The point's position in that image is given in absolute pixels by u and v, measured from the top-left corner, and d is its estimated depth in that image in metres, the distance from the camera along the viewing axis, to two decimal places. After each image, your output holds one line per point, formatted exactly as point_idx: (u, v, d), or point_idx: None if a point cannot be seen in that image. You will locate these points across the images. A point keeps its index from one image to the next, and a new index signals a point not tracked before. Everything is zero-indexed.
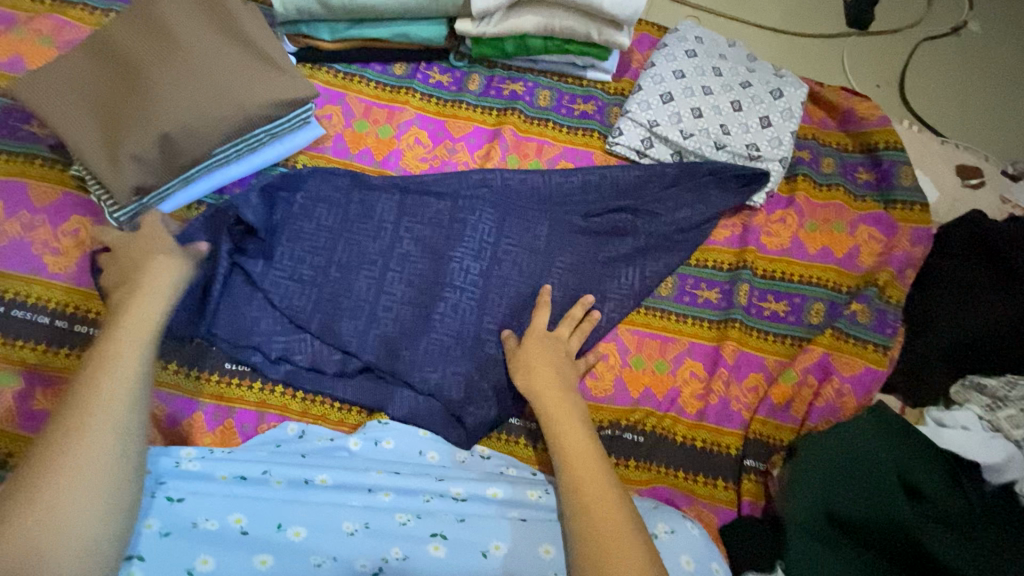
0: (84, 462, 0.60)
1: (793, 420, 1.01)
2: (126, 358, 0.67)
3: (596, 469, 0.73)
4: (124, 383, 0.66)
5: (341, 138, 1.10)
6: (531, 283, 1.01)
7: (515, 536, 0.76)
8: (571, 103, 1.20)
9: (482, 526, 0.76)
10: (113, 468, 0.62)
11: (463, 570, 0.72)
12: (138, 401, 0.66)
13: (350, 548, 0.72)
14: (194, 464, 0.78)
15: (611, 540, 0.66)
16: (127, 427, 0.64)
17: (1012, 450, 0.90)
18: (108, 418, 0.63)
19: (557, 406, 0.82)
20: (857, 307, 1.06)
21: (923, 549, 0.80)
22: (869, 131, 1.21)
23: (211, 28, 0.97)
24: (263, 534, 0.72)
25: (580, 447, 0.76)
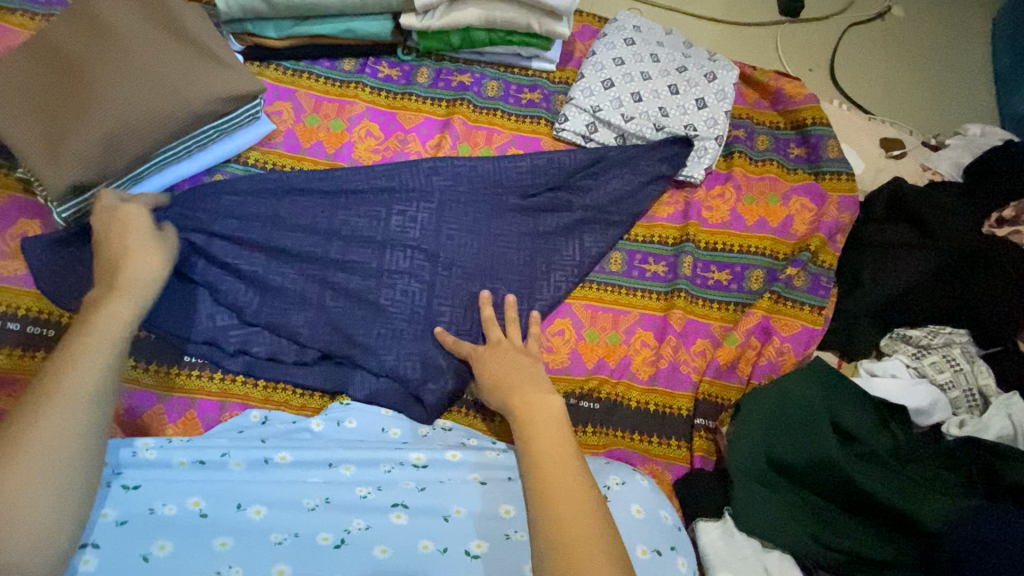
0: (34, 454, 0.58)
1: (739, 380, 1.08)
2: (92, 352, 0.66)
3: (557, 440, 0.68)
4: (87, 378, 0.64)
5: (293, 132, 1.12)
6: (485, 264, 1.05)
7: (474, 499, 0.80)
8: (518, 92, 1.25)
9: (443, 492, 0.80)
10: (61, 462, 0.59)
11: (426, 531, 0.75)
12: (101, 397, 0.65)
13: (312, 523, 0.74)
14: (151, 452, 0.80)
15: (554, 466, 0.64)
16: (83, 424, 0.62)
17: (936, 393, 1.01)
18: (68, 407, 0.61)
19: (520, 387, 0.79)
20: (793, 271, 1.13)
21: (853, 484, 0.88)
22: (797, 109, 1.29)
23: (152, 29, 0.98)
24: (221, 513, 0.74)
25: (541, 418, 0.72)
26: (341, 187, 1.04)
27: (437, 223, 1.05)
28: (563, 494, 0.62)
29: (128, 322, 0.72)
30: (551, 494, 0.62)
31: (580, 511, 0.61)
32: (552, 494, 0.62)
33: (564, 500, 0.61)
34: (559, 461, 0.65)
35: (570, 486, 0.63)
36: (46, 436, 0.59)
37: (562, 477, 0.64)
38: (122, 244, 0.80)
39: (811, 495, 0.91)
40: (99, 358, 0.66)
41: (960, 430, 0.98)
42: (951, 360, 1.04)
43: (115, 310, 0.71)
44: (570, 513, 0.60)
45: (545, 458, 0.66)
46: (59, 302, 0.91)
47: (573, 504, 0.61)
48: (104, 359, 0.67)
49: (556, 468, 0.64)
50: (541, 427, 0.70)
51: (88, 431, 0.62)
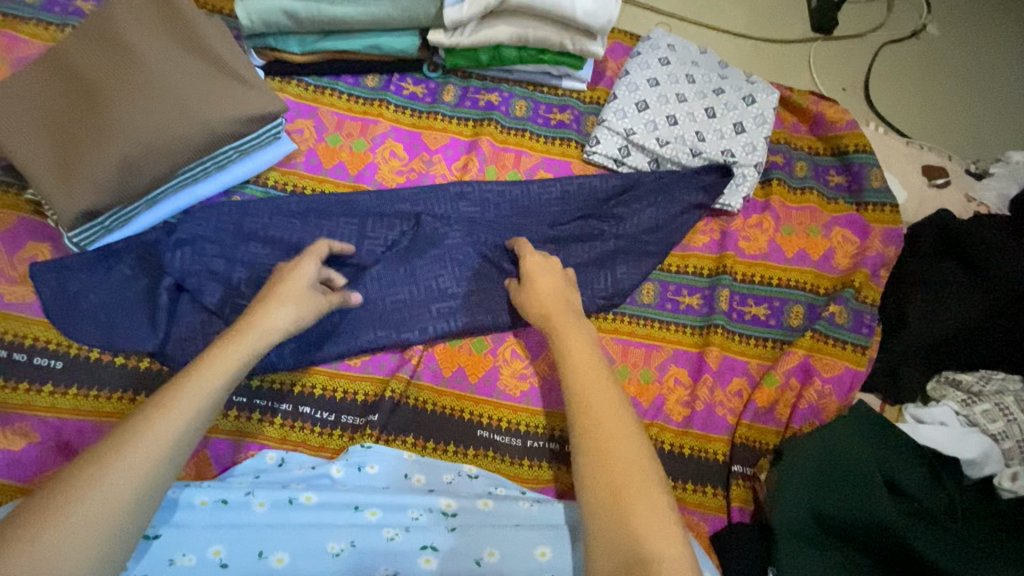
0: (99, 499, 0.55)
1: (778, 423, 1.02)
2: (184, 409, 0.63)
3: (590, 359, 0.77)
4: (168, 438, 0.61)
5: (314, 153, 1.07)
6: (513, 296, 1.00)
7: (510, 543, 0.74)
8: (547, 113, 1.20)
9: (473, 535, 0.75)
10: (119, 513, 0.56)
11: None
12: (170, 456, 0.61)
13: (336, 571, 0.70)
14: (172, 490, 0.75)
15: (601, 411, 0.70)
16: (147, 481, 0.58)
17: (989, 445, 0.94)
18: (198, 393, 0.65)
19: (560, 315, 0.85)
20: (836, 308, 1.08)
21: (909, 548, 0.81)
22: (838, 135, 1.24)
23: (172, 44, 0.93)
24: (244, 563, 0.70)
25: (576, 344, 0.80)
26: (366, 212, 1.00)
27: (466, 251, 1.00)
28: (599, 405, 0.71)
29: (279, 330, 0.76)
30: (598, 432, 0.68)
31: (616, 421, 0.69)
32: (589, 403, 0.71)
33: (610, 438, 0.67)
34: (594, 381, 0.73)
35: (605, 399, 0.71)
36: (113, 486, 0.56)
37: (597, 392, 0.72)
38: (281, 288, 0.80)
39: (861, 557, 0.84)
40: (189, 414, 0.63)
41: (1014, 485, 0.91)
42: (1004, 409, 0.97)
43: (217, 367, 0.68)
44: (604, 416, 0.69)
45: (592, 399, 0.71)
46: (69, 333, 0.86)
47: (608, 414, 0.69)
48: (201, 407, 0.65)
49: (606, 408, 0.70)
50: (578, 354, 0.78)
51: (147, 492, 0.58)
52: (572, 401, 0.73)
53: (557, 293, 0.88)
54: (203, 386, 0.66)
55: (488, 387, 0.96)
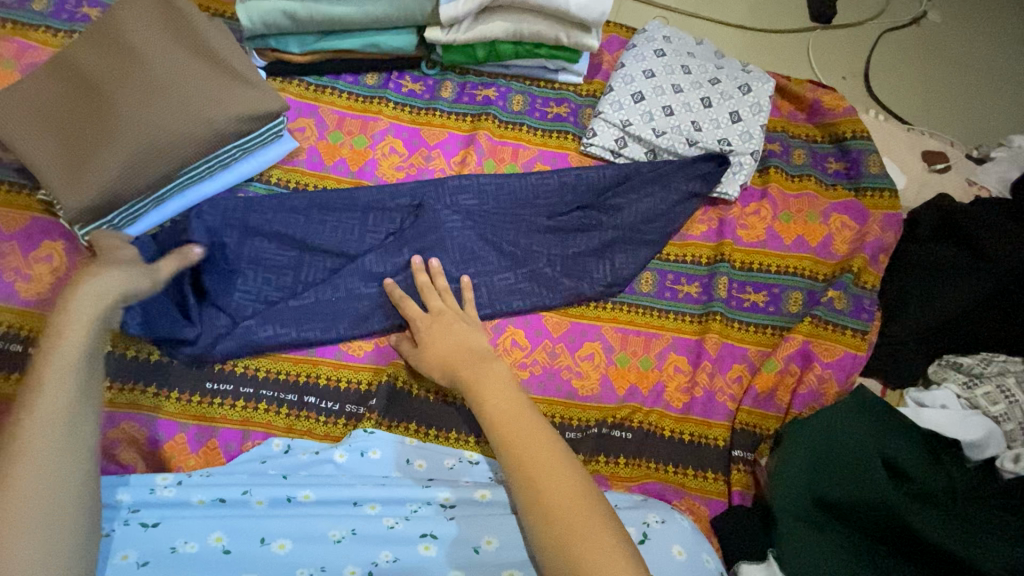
0: (15, 506, 0.59)
1: (777, 409, 1.03)
2: (62, 387, 0.66)
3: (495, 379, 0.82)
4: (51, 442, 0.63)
5: (316, 150, 1.09)
6: (512, 288, 1.02)
7: (510, 530, 0.76)
8: (544, 106, 1.21)
9: (473, 522, 0.77)
10: (55, 486, 0.62)
11: (454, 567, 0.73)
12: (76, 427, 0.66)
13: (337, 556, 0.72)
14: (171, 490, 0.78)
15: (512, 420, 0.75)
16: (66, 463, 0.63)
17: (991, 425, 0.95)
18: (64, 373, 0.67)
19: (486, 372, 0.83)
20: (834, 294, 1.08)
21: (909, 526, 0.82)
22: (836, 122, 1.24)
23: (175, 47, 0.96)
24: (246, 549, 0.72)
25: (503, 398, 0.79)
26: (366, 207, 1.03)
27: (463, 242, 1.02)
28: (537, 465, 0.70)
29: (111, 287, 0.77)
30: (515, 441, 0.73)
31: (558, 481, 0.69)
32: (528, 464, 0.70)
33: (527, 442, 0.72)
34: (524, 428, 0.74)
35: (524, 419, 0.75)
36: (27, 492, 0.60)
37: (535, 451, 0.72)
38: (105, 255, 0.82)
39: (858, 535, 0.86)
40: (67, 396, 0.66)
41: (1017, 466, 0.91)
42: (1005, 391, 0.98)
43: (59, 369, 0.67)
44: (546, 478, 0.69)
45: (501, 414, 0.76)
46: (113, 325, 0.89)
47: (551, 472, 0.69)
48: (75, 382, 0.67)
49: (516, 420, 0.75)
50: (498, 394, 0.79)
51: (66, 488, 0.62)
52: (510, 463, 0.71)
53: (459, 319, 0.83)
54: (59, 390, 0.66)
55: None
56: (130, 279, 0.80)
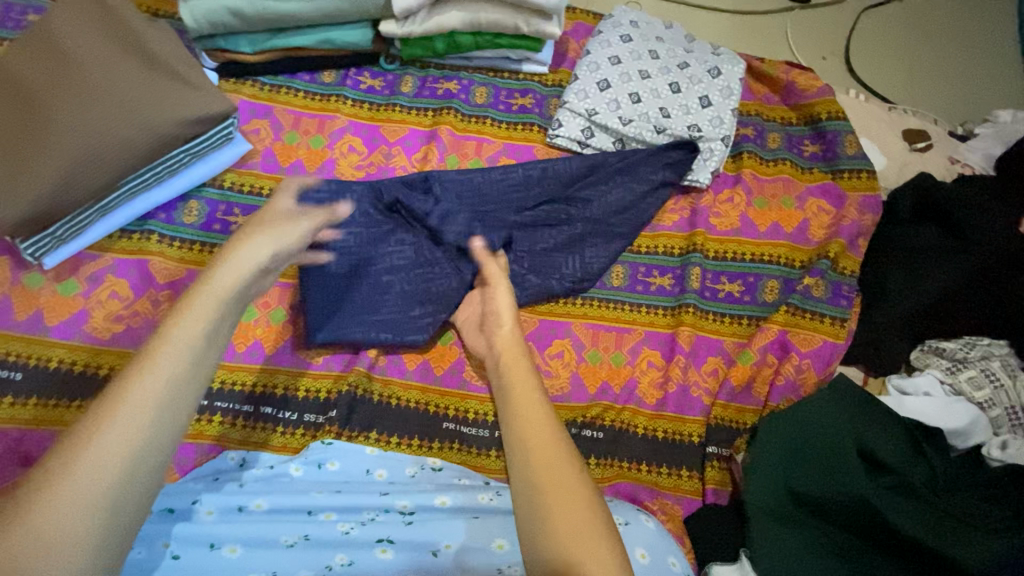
0: (94, 464, 0.48)
1: (756, 402, 1.00)
2: (180, 349, 0.56)
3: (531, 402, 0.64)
4: (139, 416, 0.51)
5: (271, 152, 1.06)
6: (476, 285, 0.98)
7: (467, 531, 0.74)
8: (508, 98, 1.17)
9: (433, 526, 0.74)
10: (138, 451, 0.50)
11: (412, 568, 0.69)
12: (184, 394, 0.55)
13: (289, 562, 0.68)
14: None
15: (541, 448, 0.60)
16: (162, 429, 0.52)
17: (975, 413, 0.92)
18: (189, 333, 0.57)
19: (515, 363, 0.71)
20: (811, 281, 1.05)
21: (885, 521, 0.79)
22: (810, 103, 1.20)
23: (113, 50, 0.93)
24: (194, 555, 0.69)
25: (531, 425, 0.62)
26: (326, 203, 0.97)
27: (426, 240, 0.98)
28: (553, 487, 0.57)
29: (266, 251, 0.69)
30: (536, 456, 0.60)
31: (567, 491, 0.57)
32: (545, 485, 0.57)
33: (549, 464, 0.59)
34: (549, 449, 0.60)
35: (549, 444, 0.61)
36: (91, 466, 0.48)
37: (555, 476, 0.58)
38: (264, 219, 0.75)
39: (838, 533, 0.82)
40: (187, 357, 0.56)
41: (1002, 453, 0.88)
42: (990, 375, 0.94)
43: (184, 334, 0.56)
44: (554, 486, 0.57)
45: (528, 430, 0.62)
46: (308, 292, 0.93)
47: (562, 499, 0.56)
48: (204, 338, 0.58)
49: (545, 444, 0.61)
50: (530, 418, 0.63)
51: (138, 470, 0.50)
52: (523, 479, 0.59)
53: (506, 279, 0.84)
54: (177, 358, 0.55)
55: (453, 378, 0.94)
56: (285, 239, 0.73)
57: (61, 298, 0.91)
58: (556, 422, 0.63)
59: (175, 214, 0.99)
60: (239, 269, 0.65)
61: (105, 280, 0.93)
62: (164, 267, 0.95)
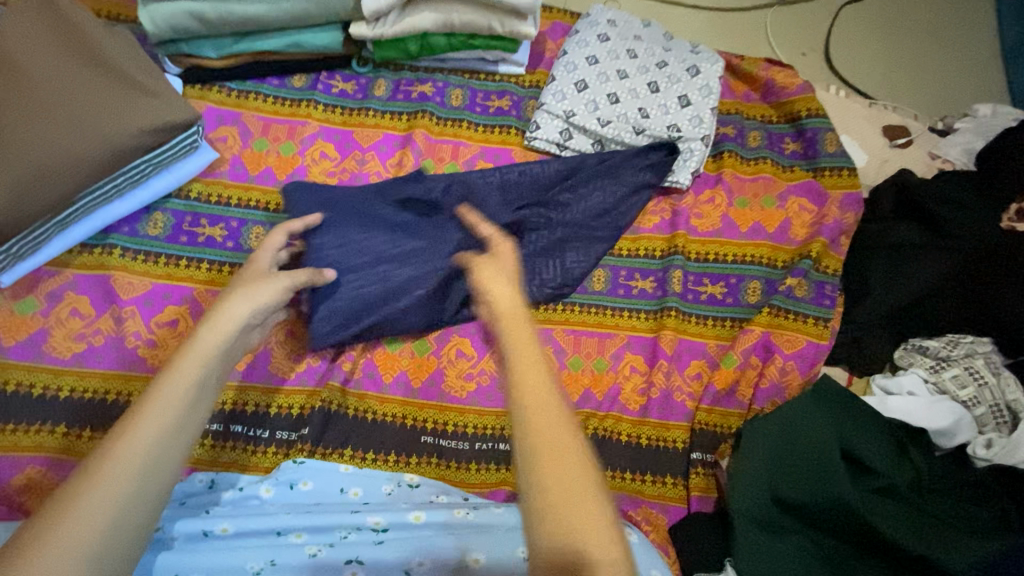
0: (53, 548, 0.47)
1: (740, 405, 0.98)
2: (153, 419, 0.53)
3: (541, 381, 0.48)
4: (113, 490, 0.50)
5: (239, 160, 1.03)
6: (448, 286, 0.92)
7: (442, 550, 0.72)
8: (485, 100, 1.15)
9: (403, 545, 0.73)
10: (99, 538, 0.48)
11: None
12: (152, 472, 0.52)
13: None
14: None
15: (553, 446, 0.46)
16: (128, 511, 0.50)
17: (959, 412, 0.90)
18: (164, 402, 0.54)
19: (537, 386, 0.48)
20: (793, 281, 1.03)
21: (870, 527, 0.78)
22: (790, 100, 1.19)
23: (67, 59, 0.89)
24: None
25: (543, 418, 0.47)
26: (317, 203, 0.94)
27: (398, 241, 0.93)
28: (565, 494, 0.45)
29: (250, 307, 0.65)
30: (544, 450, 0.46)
31: (581, 496, 0.45)
32: (552, 491, 0.45)
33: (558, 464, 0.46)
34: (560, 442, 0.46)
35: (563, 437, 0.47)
36: (62, 548, 0.47)
37: (565, 478, 0.46)
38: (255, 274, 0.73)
39: (822, 537, 0.81)
40: (158, 431, 0.53)
41: (989, 452, 0.87)
42: (974, 372, 0.94)
43: (166, 398, 0.54)
44: (562, 490, 0.45)
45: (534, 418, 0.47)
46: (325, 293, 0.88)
47: (574, 503, 0.45)
48: (180, 409, 0.54)
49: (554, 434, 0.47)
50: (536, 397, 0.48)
51: (107, 557, 0.48)
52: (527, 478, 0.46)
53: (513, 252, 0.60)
54: (153, 428, 0.53)
55: (431, 391, 0.91)
56: (272, 291, 0.69)
57: (19, 317, 0.88)
58: (570, 413, 0.48)
59: (139, 226, 0.96)
60: (223, 327, 0.61)
61: (65, 296, 0.90)
62: (127, 282, 0.91)
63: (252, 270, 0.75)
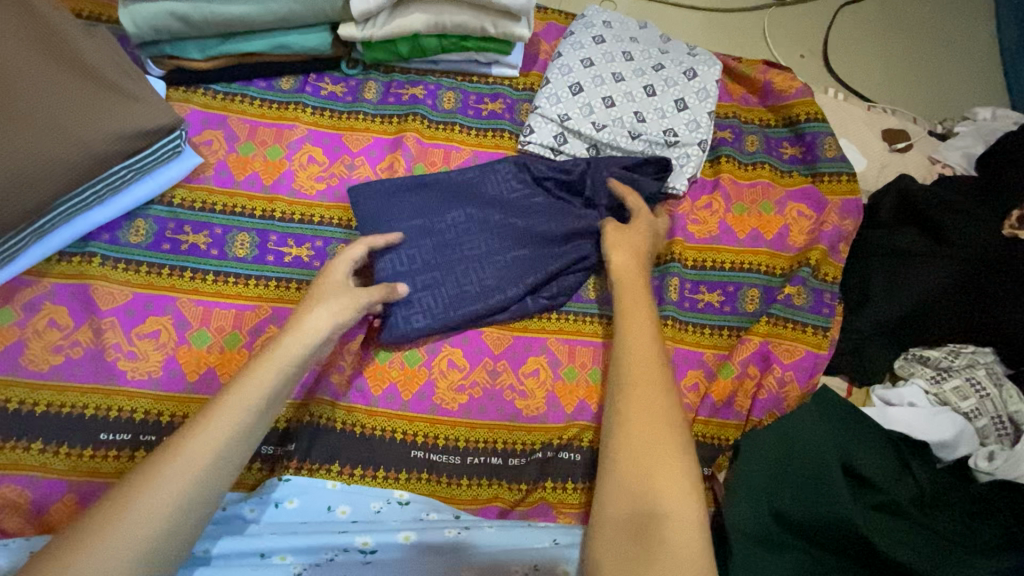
0: (151, 500, 0.63)
1: (738, 417, 0.97)
2: (231, 412, 0.70)
3: (653, 402, 0.76)
4: (196, 464, 0.66)
5: (224, 164, 1.00)
6: (464, 291, 0.91)
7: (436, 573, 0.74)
8: (477, 103, 1.12)
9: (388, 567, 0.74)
10: (182, 498, 0.65)
11: None
12: (227, 455, 0.68)
13: None
14: None
15: (653, 448, 0.73)
16: (202, 483, 0.66)
17: (960, 425, 0.89)
18: (241, 400, 0.71)
19: (638, 368, 0.80)
20: (792, 289, 1.01)
21: (871, 545, 0.76)
22: (789, 104, 1.17)
23: (42, 60, 0.86)
24: None
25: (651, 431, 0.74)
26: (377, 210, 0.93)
27: (430, 249, 0.92)
28: (659, 476, 0.71)
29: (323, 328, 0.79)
30: (643, 450, 0.73)
31: (671, 480, 0.71)
32: (652, 474, 0.71)
33: (656, 457, 0.72)
34: (659, 443, 0.73)
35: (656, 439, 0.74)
36: (156, 501, 0.63)
37: (659, 465, 0.72)
38: (333, 283, 0.83)
39: (823, 555, 0.79)
40: (233, 424, 0.69)
41: (990, 465, 0.85)
42: (975, 384, 0.92)
43: (245, 395, 0.71)
44: (659, 472, 0.71)
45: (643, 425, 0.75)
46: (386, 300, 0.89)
47: (665, 481, 0.71)
48: (250, 408, 0.71)
49: (656, 437, 0.74)
50: (646, 413, 0.75)
51: (187, 514, 0.65)
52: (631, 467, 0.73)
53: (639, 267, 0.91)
54: (229, 419, 0.69)
55: (421, 404, 0.89)
56: (345, 307, 0.81)
57: None
58: (671, 425, 0.75)
59: (120, 234, 0.93)
60: (299, 344, 0.76)
61: (42, 307, 0.87)
62: (106, 292, 0.89)
63: (330, 277, 0.84)
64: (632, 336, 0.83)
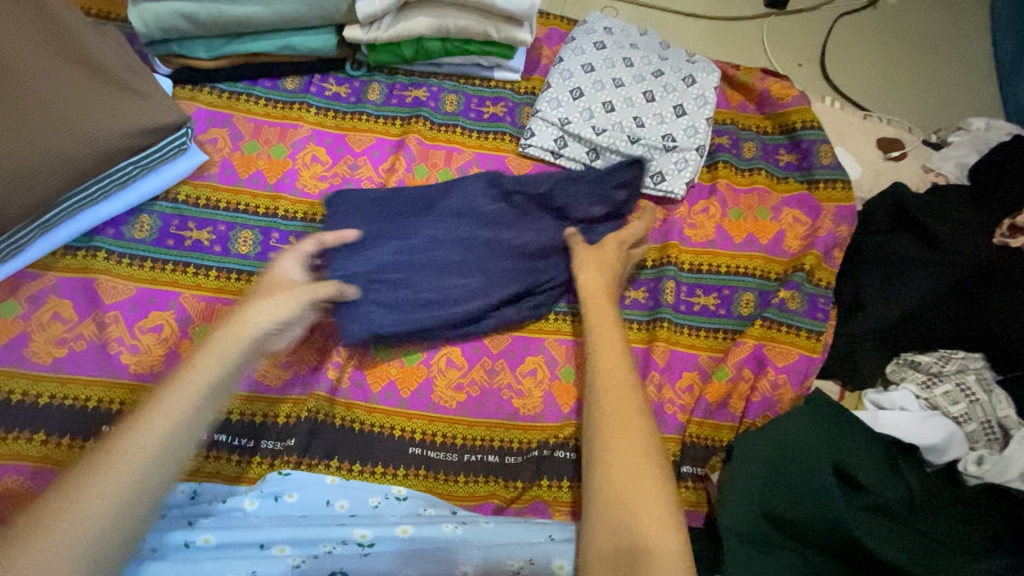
0: (84, 504, 0.58)
1: (732, 418, 0.98)
2: (169, 404, 0.65)
3: (627, 424, 0.76)
4: (132, 460, 0.61)
5: (229, 162, 1.01)
6: (458, 289, 0.91)
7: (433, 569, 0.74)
8: (479, 106, 1.14)
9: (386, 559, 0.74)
10: (120, 498, 0.59)
11: None
12: (167, 450, 0.63)
13: None
14: None
15: (631, 475, 0.72)
16: (141, 481, 0.61)
17: (950, 429, 0.91)
18: (181, 393, 0.66)
19: (609, 391, 0.79)
20: (787, 294, 1.03)
21: (859, 544, 0.77)
22: (786, 112, 1.19)
23: (52, 57, 0.88)
24: None
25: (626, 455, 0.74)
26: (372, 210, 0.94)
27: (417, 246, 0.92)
28: (638, 500, 0.70)
29: (273, 318, 0.75)
30: (620, 473, 0.72)
31: (650, 503, 0.70)
32: (631, 499, 0.70)
33: (636, 482, 0.72)
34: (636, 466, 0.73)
35: (632, 460, 0.73)
36: (88, 503, 0.58)
37: (638, 491, 0.71)
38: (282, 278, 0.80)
39: (812, 554, 0.80)
40: (172, 416, 0.64)
41: (979, 469, 0.88)
42: (965, 389, 0.94)
43: (185, 387, 0.66)
44: (638, 497, 0.71)
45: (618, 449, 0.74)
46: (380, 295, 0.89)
47: (644, 507, 0.70)
48: (192, 402, 0.66)
49: (631, 462, 0.73)
50: (622, 435, 0.75)
51: (124, 517, 0.59)
52: (611, 496, 0.71)
53: (608, 283, 0.90)
54: (166, 413, 0.64)
55: (420, 401, 0.90)
56: (292, 300, 0.77)
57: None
58: (647, 448, 0.75)
59: (125, 229, 0.94)
60: (246, 333, 0.72)
61: (46, 300, 0.88)
62: (111, 286, 0.90)
63: (275, 276, 0.81)
64: (599, 358, 0.83)
